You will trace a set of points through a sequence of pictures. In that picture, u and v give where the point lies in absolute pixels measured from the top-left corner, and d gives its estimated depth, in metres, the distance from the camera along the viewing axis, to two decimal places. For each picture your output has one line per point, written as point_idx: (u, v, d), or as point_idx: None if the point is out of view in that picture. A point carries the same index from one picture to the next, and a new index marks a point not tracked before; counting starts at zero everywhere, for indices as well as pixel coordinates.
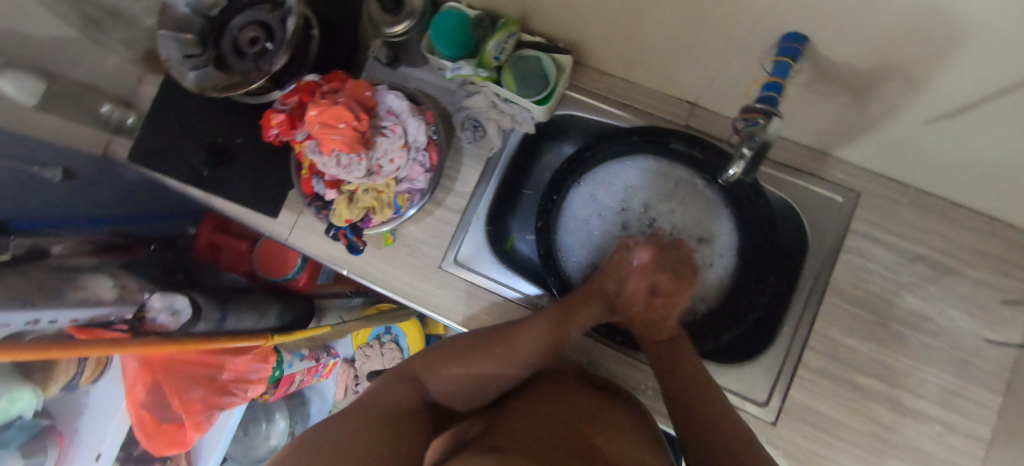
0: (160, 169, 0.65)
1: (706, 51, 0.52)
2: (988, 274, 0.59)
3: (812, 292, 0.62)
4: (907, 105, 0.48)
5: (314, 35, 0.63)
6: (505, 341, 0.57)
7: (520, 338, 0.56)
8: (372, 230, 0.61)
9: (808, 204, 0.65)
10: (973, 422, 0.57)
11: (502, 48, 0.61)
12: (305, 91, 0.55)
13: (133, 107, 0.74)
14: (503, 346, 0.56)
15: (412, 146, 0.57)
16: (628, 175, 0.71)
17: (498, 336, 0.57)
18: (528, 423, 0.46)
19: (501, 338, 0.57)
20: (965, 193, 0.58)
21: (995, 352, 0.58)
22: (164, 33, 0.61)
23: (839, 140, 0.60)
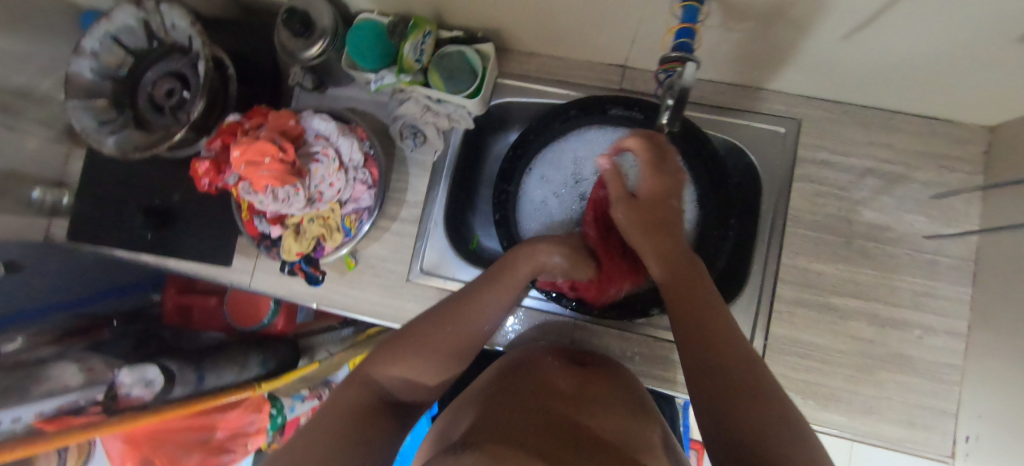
0: (107, 243, 0.65)
1: (618, 9, 0.52)
2: (934, 174, 0.61)
3: (775, 226, 0.62)
4: (820, 24, 0.48)
5: (231, 74, 0.62)
6: (467, 310, 0.50)
7: (482, 305, 0.52)
8: (324, 259, 0.60)
9: (753, 142, 0.65)
10: (950, 319, 0.58)
11: (419, 49, 0.59)
12: (227, 133, 0.54)
13: (67, 185, 0.71)
14: (466, 315, 0.50)
15: (349, 167, 0.56)
16: (576, 149, 0.72)
17: (457, 308, 0.51)
18: (518, 415, 0.42)
19: (461, 307, 0.50)
20: (899, 99, 0.59)
21: (957, 247, 0.59)
22: (73, 103, 0.59)
23: (768, 72, 0.60)
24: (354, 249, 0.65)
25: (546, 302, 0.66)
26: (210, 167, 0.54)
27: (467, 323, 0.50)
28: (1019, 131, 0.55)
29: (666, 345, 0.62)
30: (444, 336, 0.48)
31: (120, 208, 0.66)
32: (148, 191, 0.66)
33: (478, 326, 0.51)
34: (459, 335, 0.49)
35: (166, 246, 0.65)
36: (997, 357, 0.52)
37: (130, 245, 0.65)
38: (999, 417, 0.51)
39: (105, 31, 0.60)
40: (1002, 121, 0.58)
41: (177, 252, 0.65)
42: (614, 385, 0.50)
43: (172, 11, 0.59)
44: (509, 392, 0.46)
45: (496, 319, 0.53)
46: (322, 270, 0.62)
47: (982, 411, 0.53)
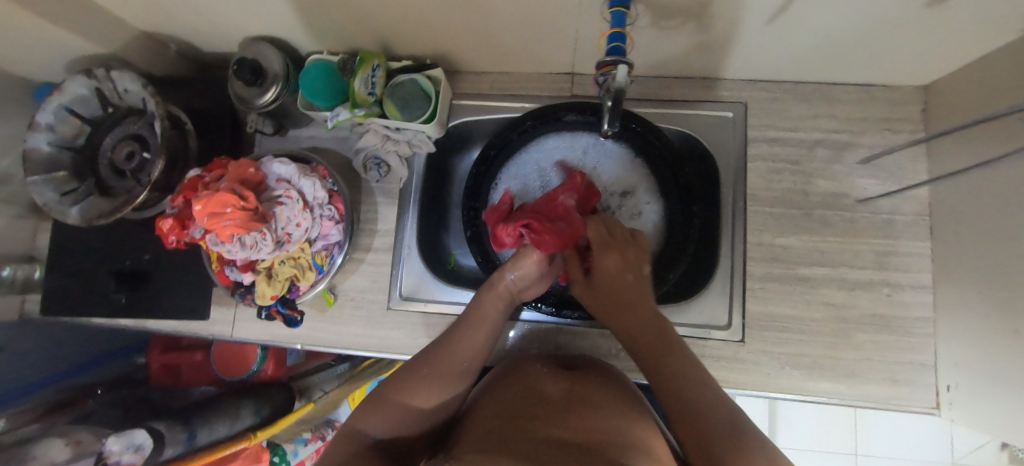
0: (82, 312, 0.65)
1: (555, 21, 0.54)
2: (879, 137, 0.63)
3: (736, 207, 0.65)
4: (744, 13, 0.50)
5: (190, 130, 0.62)
6: (449, 348, 0.51)
7: (462, 340, 0.52)
8: (301, 299, 0.61)
9: (704, 129, 0.68)
10: (915, 273, 0.60)
11: (371, 82, 0.61)
12: (187, 189, 0.55)
13: (37, 259, 0.72)
14: (448, 354, 0.51)
15: (314, 205, 0.58)
16: (538, 160, 0.73)
17: (439, 348, 0.52)
18: (504, 425, 0.40)
19: (442, 349, 0.51)
20: (834, 72, 0.62)
21: (910, 203, 0.61)
22: (33, 179, 0.60)
23: (708, 63, 0.63)
24: (332, 285, 0.66)
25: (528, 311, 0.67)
26: (174, 223, 0.55)
27: (448, 362, 0.50)
28: (951, 86, 0.58)
29: None
30: (427, 380, 0.48)
31: (92, 275, 0.66)
32: (118, 255, 0.66)
33: (461, 363, 0.51)
34: (442, 375, 0.49)
35: (143, 307, 0.65)
36: (964, 304, 0.54)
37: (106, 311, 0.65)
38: (973, 362, 0.53)
39: (59, 104, 0.61)
40: (934, 79, 0.61)
41: (155, 312, 0.65)
42: (603, 384, 0.50)
43: (123, 76, 0.60)
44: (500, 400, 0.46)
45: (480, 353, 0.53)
46: (300, 311, 0.63)
47: (957, 358, 0.55)
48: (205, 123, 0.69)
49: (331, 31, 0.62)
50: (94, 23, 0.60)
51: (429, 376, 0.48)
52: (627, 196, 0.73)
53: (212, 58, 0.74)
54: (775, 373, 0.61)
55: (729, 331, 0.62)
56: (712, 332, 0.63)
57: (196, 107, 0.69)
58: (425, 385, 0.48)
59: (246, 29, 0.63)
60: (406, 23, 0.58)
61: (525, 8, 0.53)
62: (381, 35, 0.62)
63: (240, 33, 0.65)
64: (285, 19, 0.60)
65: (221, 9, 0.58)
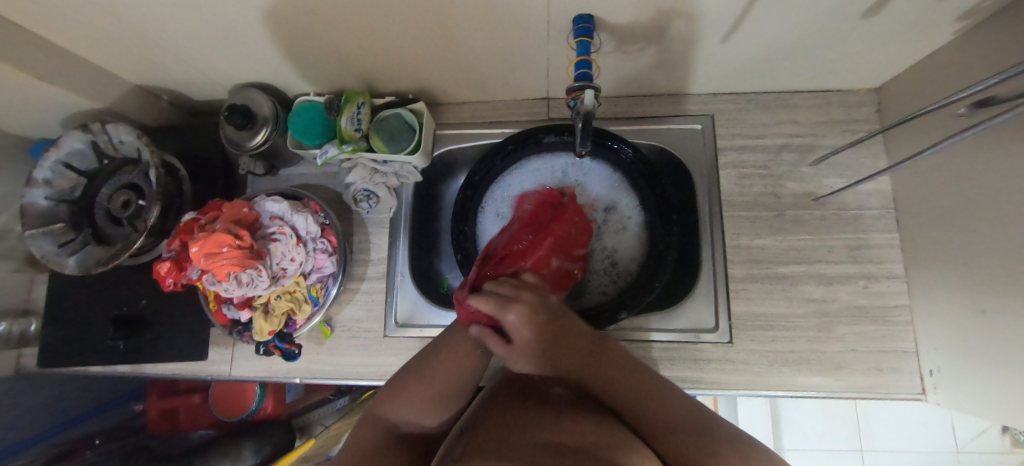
0: (79, 361, 0.65)
1: (529, 51, 0.59)
2: (840, 139, 0.67)
3: (712, 213, 0.68)
4: (701, 34, 0.55)
5: (184, 175, 0.65)
6: (457, 342, 0.54)
7: (469, 333, 0.55)
8: (297, 333, 0.62)
9: (676, 142, 0.72)
10: (888, 264, 0.63)
11: (356, 119, 0.64)
12: (184, 232, 0.57)
13: (32, 312, 0.72)
14: (459, 348, 0.54)
15: (308, 239, 0.60)
16: (520, 181, 0.76)
17: (447, 340, 0.55)
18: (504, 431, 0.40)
19: (451, 341, 0.55)
20: (792, 81, 0.66)
21: (875, 198, 0.65)
22: (31, 232, 0.61)
23: (674, 80, 0.67)
24: (328, 316, 0.68)
25: None
26: (172, 266, 0.57)
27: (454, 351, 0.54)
28: (899, 87, 0.62)
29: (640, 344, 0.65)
30: (440, 370, 0.52)
31: (90, 324, 0.67)
32: (114, 302, 0.67)
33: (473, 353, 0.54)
34: (453, 366, 0.53)
35: (141, 352, 0.65)
36: (936, 289, 0.57)
37: (104, 359, 0.65)
38: (951, 344, 0.55)
39: (55, 159, 0.63)
40: (883, 82, 0.65)
41: (152, 356, 0.65)
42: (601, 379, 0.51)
43: (118, 129, 0.62)
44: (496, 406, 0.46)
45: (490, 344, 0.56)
46: (297, 344, 0.64)
47: (936, 342, 0.57)
48: (198, 167, 0.71)
49: (318, 73, 0.66)
50: (90, 79, 0.62)
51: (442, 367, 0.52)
52: (609, 211, 0.76)
53: (203, 106, 0.77)
54: (765, 371, 0.62)
55: (717, 333, 0.64)
56: (700, 335, 0.64)
57: (189, 153, 0.71)
58: (439, 377, 0.52)
59: (236, 77, 0.67)
60: (388, 61, 0.62)
61: (499, 42, 0.57)
62: (365, 74, 0.66)
63: (230, 80, 0.68)
64: (273, 65, 0.63)
65: (212, 59, 0.62)
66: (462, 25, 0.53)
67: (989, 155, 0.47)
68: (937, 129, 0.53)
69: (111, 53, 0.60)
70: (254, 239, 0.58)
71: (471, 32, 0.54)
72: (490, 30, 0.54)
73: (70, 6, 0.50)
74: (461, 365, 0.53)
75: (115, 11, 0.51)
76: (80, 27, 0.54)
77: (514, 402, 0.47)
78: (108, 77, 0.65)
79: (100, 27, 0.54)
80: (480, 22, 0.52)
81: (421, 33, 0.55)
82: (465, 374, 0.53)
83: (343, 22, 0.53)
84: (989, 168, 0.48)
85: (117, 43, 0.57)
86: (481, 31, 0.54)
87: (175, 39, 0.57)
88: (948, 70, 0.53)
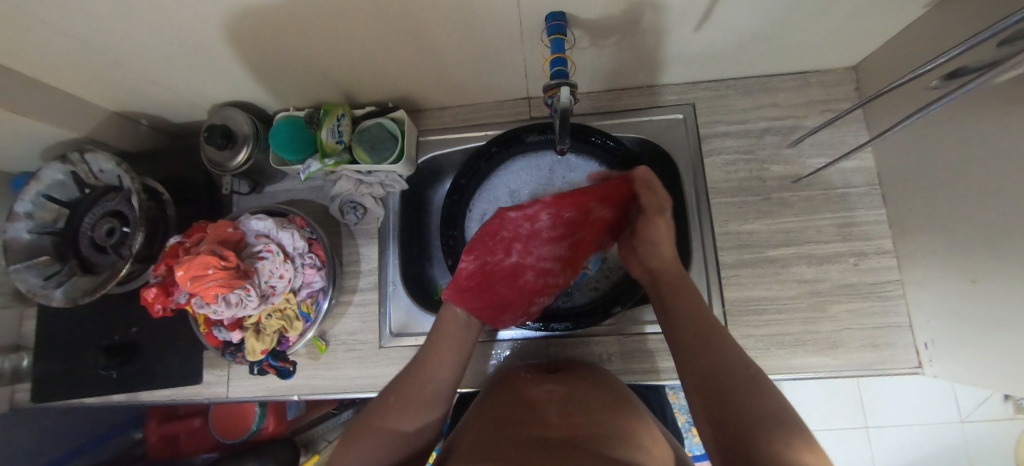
0: (75, 393, 0.65)
1: (504, 52, 0.59)
2: (821, 119, 0.67)
3: (700, 202, 0.68)
4: (673, 25, 0.55)
5: (167, 199, 0.65)
6: (409, 383, 0.53)
7: (423, 368, 0.54)
8: (291, 350, 0.62)
9: (659, 133, 0.71)
10: (877, 240, 0.63)
11: (337, 131, 0.64)
12: (170, 256, 0.57)
13: (24, 347, 0.72)
14: (413, 385, 0.52)
15: (295, 255, 0.60)
16: (507, 182, 0.76)
17: (399, 380, 0.54)
18: (502, 441, 0.40)
19: (404, 378, 0.53)
20: (769, 65, 0.66)
21: (859, 175, 0.65)
22: (17, 267, 0.61)
23: (652, 71, 0.67)
24: (322, 331, 0.67)
25: (517, 329, 0.68)
26: (159, 291, 0.56)
27: (421, 377, 0.53)
28: (876, 64, 0.62)
29: (637, 338, 0.64)
30: (396, 408, 0.50)
31: (82, 355, 0.66)
32: (106, 331, 0.66)
33: (430, 385, 0.53)
34: (407, 406, 0.51)
35: (135, 380, 0.65)
36: (925, 262, 0.57)
37: (99, 389, 0.65)
38: (943, 316, 0.55)
39: (36, 192, 0.62)
40: (860, 59, 0.65)
41: (147, 382, 0.65)
42: (594, 385, 0.51)
43: (97, 157, 0.62)
44: (491, 412, 0.48)
45: (450, 373, 0.55)
46: (292, 360, 0.63)
47: (929, 315, 0.57)
48: (182, 191, 0.70)
49: (296, 88, 0.66)
50: (66, 109, 0.62)
51: (396, 407, 0.50)
52: None
53: (184, 128, 0.76)
54: (762, 355, 0.62)
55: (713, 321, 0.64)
56: None
57: (171, 176, 0.71)
58: (398, 412, 0.50)
59: (214, 97, 0.66)
60: (364, 71, 0.62)
61: (474, 45, 0.57)
62: (343, 86, 0.66)
63: (208, 101, 0.68)
64: (250, 83, 0.63)
65: (188, 81, 0.61)
66: (434, 30, 0.53)
67: (967, 124, 0.48)
68: (914, 103, 0.54)
69: (86, 81, 0.59)
70: (241, 258, 0.58)
71: (445, 37, 0.54)
72: (463, 34, 0.54)
73: (40, 37, 0.50)
74: (423, 401, 0.52)
75: (86, 39, 0.51)
76: (52, 57, 0.53)
77: (502, 410, 0.47)
78: (85, 106, 0.65)
79: (72, 56, 0.54)
80: (451, 26, 0.52)
81: (395, 41, 0.55)
82: (428, 407, 0.52)
83: (316, 36, 0.53)
84: (968, 137, 0.48)
85: (91, 70, 0.57)
86: (453, 35, 0.54)
87: (149, 64, 0.56)
88: (921, 44, 0.54)
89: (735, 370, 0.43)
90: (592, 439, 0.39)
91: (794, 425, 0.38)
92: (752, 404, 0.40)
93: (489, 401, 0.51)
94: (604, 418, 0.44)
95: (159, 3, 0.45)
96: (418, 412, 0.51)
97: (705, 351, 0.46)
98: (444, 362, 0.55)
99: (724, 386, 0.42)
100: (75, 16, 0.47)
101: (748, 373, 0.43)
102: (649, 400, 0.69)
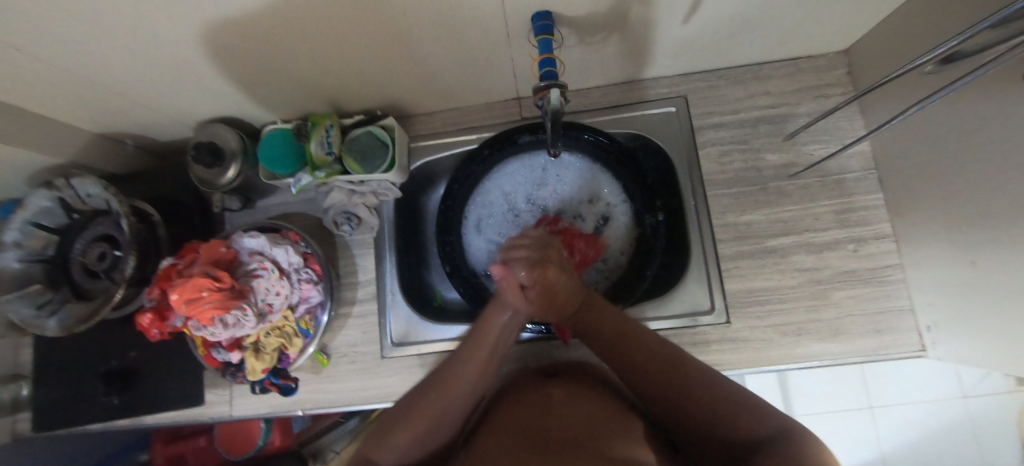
0: (79, 420, 0.64)
1: (492, 55, 0.58)
2: (815, 105, 0.67)
3: (697, 195, 0.67)
4: (662, 19, 0.54)
5: (158, 220, 0.64)
6: (445, 385, 0.50)
7: (458, 370, 0.52)
8: (292, 366, 0.61)
9: (652, 127, 0.71)
10: (876, 225, 0.63)
11: (327, 142, 0.62)
12: (163, 279, 0.56)
13: (23, 376, 0.71)
14: (445, 392, 0.50)
15: (291, 271, 0.59)
16: (501, 185, 0.76)
17: (430, 387, 0.51)
18: (517, 437, 0.41)
19: (440, 379, 0.51)
20: (760, 53, 0.65)
21: (855, 161, 0.64)
22: (8, 297, 0.60)
23: (643, 66, 0.66)
24: (323, 345, 0.67)
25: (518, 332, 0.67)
26: (154, 316, 0.56)
27: (454, 384, 0.51)
28: (869, 46, 0.62)
29: None
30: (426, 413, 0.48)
31: (82, 382, 0.66)
32: (104, 357, 0.66)
33: (464, 388, 0.51)
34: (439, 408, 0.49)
35: (138, 404, 0.64)
36: (926, 245, 0.57)
37: (101, 415, 0.64)
38: (944, 299, 0.55)
39: (23, 220, 0.61)
40: (851, 43, 0.64)
41: (147, 407, 0.64)
42: (595, 385, 0.51)
43: (83, 182, 0.61)
44: (497, 420, 0.47)
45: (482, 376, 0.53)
46: (294, 377, 0.64)
47: (929, 298, 0.57)
48: (173, 210, 0.70)
49: (283, 100, 0.65)
50: (48, 135, 0.61)
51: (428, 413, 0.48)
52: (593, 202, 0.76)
53: (170, 146, 0.75)
54: (766, 346, 0.62)
55: (714, 314, 0.64)
56: (699, 319, 0.64)
57: (160, 196, 0.70)
58: (426, 414, 0.48)
59: (200, 114, 0.65)
60: (352, 80, 0.61)
61: (459, 49, 0.56)
62: (330, 96, 0.65)
63: (194, 118, 0.67)
64: (234, 97, 0.62)
65: (171, 99, 0.60)
66: (420, 37, 0.52)
67: (960, 110, 0.47)
68: (911, 87, 0.53)
69: (66, 106, 0.58)
70: (236, 277, 0.57)
71: (432, 41, 0.53)
72: (449, 37, 0.53)
73: (15, 65, 0.49)
74: (452, 406, 0.50)
75: (61, 63, 0.50)
76: (29, 82, 0.52)
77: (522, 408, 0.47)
78: (68, 130, 0.63)
79: (51, 81, 0.53)
80: (436, 30, 0.51)
81: (380, 48, 0.54)
82: (456, 414, 0.50)
83: (301, 49, 0.52)
84: (965, 124, 0.47)
85: (71, 93, 0.56)
86: (438, 40, 0.53)
87: (130, 84, 0.55)
88: (914, 28, 0.53)
89: (673, 376, 0.46)
90: (598, 440, 0.39)
91: (750, 403, 0.41)
92: (744, 426, 0.39)
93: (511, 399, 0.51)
94: (605, 418, 0.43)
95: (132, 24, 0.44)
96: (447, 412, 0.49)
97: (642, 375, 0.48)
98: (479, 364, 0.53)
99: (679, 400, 0.44)
100: (49, 40, 0.45)
101: (710, 382, 0.44)
102: None
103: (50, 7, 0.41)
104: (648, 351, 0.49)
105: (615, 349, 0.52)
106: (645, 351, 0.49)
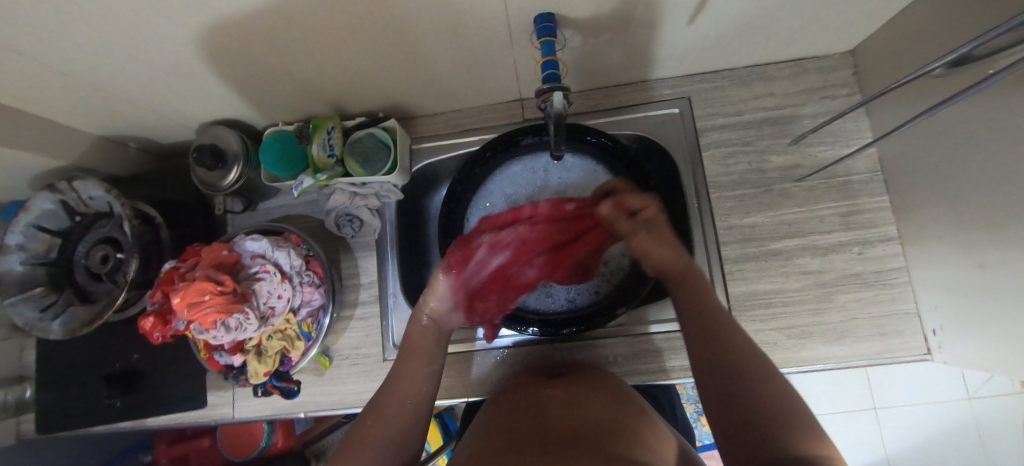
0: (82, 422, 0.65)
1: (495, 56, 0.58)
2: (820, 107, 0.66)
3: (700, 198, 0.67)
4: (666, 21, 0.53)
5: (160, 222, 0.64)
6: (387, 399, 0.50)
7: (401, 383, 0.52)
8: (295, 369, 0.61)
9: (656, 128, 0.70)
10: (882, 227, 0.62)
11: (328, 145, 0.62)
12: (165, 282, 0.56)
13: (28, 377, 0.71)
14: (389, 406, 0.49)
15: (293, 274, 0.59)
16: (502, 187, 0.75)
17: (378, 398, 0.51)
18: (514, 438, 0.41)
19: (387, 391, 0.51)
20: (765, 53, 0.65)
21: (861, 163, 0.64)
22: (13, 300, 0.60)
23: (646, 67, 0.66)
24: (325, 347, 0.67)
25: (520, 335, 0.67)
26: (156, 320, 0.56)
27: (399, 395, 0.51)
28: (874, 47, 0.61)
29: (643, 339, 0.64)
30: (384, 421, 0.48)
31: (86, 384, 0.66)
32: (107, 359, 0.66)
33: (412, 392, 0.51)
34: (393, 418, 0.48)
35: (142, 406, 0.64)
36: (932, 248, 0.56)
37: (105, 418, 0.65)
38: (951, 303, 0.54)
39: (26, 223, 0.61)
40: (857, 43, 0.64)
41: (150, 409, 0.64)
42: (595, 386, 0.51)
43: (86, 185, 0.61)
44: (498, 421, 0.47)
45: (426, 381, 0.53)
46: (296, 380, 0.64)
47: (936, 301, 0.57)
48: (175, 213, 0.70)
49: (285, 102, 0.64)
50: (51, 138, 0.61)
51: (381, 424, 0.47)
52: None
53: (172, 148, 0.75)
54: (770, 349, 0.62)
55: None
56: None
57: (163, 198, 0.70)
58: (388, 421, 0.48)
59: (202, 116, 0.65)
60: (353, 82, 0.61)
61: (461, 51, 0.55)
62: (331, 98, 0.64)
63: (195, 120, 0.66)
64: (236, 100, 0.62)
65: (173, 102, 0.60)
66: (422, 39, 0.52)
67: (969, 113, 0.47)
68: (919, 89, 0.52)
69: (68, 109, 0.58)
70: (238, 280, 0.57)
71: (433, 43, 0.53)
72: (451, 39, 0.53)
73: (17, 69, 0.49)
74: (406, 415, 0.49)
75: (63, 66, 0.50)
76: (31, 86, 0.52)
77: (519, 409, 0.47)
78: (70, 133, 0.63)
79: (53, 85, 0.53)
80: (438, 31, 0.51)
81: (382, 50, 0.54)
82: (412, 420, 0.49)
83: (302, 51, 0.52)
84: (974, 126, 0.47)
85: (72, 96, 0.56)
86: (440, 41, 0.53)
87: (132, 87, 0.55)
88: (921, 29, 0.52)
89: (749, 376, 0.42)
90: (600, 438, 0.39)
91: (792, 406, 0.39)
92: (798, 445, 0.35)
93: (506, 402, 0.50)
94: (608, 417, 0.43)
95: (133, 27, 0.44)
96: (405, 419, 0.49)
97: (719, 365, 0.44)
98: (417, 373, 0.53)
99: (726, 368, 0.43)
100: (50, 44, 0.45)
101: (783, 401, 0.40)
102: (660, 400, 0.69)
103: (52, 11, 0.40)
104: (737, 345, 0.45)
105: (703, 326, 0.48)
106: (737, 346, 0.45)
